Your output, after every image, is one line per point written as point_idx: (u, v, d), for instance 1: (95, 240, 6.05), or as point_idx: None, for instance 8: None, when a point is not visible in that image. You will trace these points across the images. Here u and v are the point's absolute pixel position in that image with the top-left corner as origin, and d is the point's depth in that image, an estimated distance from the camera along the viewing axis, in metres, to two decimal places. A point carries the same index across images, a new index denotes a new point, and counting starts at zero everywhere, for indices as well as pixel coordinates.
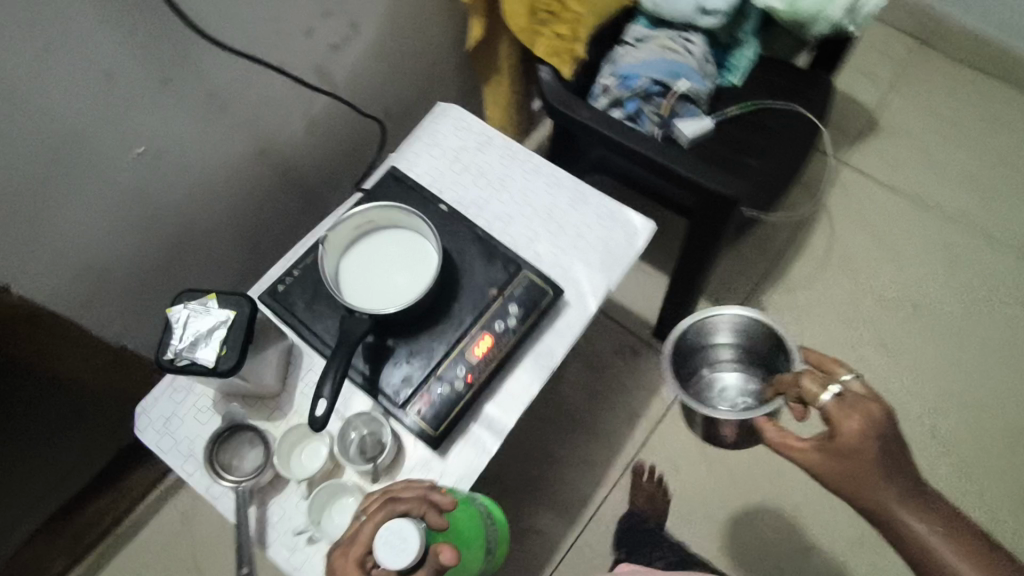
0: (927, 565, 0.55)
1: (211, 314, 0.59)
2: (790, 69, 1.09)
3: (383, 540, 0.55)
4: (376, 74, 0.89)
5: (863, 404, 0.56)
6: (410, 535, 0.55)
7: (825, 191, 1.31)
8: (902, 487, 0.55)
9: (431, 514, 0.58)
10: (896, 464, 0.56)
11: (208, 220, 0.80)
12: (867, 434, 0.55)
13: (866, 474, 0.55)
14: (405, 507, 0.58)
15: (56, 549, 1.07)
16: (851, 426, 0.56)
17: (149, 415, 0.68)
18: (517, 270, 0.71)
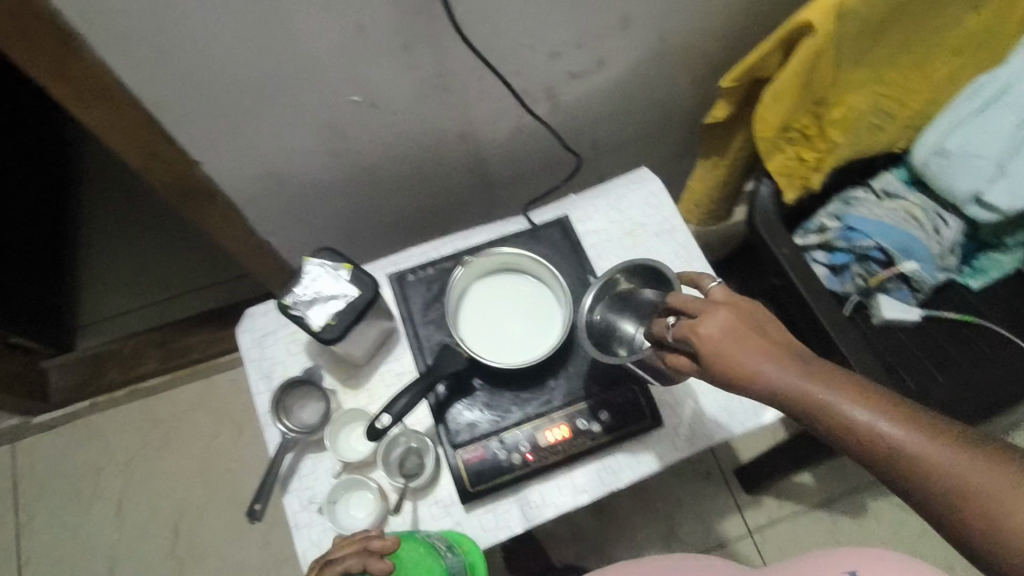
0: (876, 460, 0.40)
1: (338, 283, 0.60)
2: None
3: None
4: (600, 108, 0.85)
5: (731, 300, 0.47)
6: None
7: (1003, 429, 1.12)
8: (816, 375, 0.43)
9: (370, 563, 0.54)
10: (768, 336, 0.45)
11: (387, 173, 0.83)
12: (733, 324, 0.45)
13: (739, 349, 0.45)
14: (345, 564, 0.54)
15: (148, 360, 1.20)
16: (720, 354, 0.45)
17: (254, 321, 0.72)
18: (629, 379, 0.66)
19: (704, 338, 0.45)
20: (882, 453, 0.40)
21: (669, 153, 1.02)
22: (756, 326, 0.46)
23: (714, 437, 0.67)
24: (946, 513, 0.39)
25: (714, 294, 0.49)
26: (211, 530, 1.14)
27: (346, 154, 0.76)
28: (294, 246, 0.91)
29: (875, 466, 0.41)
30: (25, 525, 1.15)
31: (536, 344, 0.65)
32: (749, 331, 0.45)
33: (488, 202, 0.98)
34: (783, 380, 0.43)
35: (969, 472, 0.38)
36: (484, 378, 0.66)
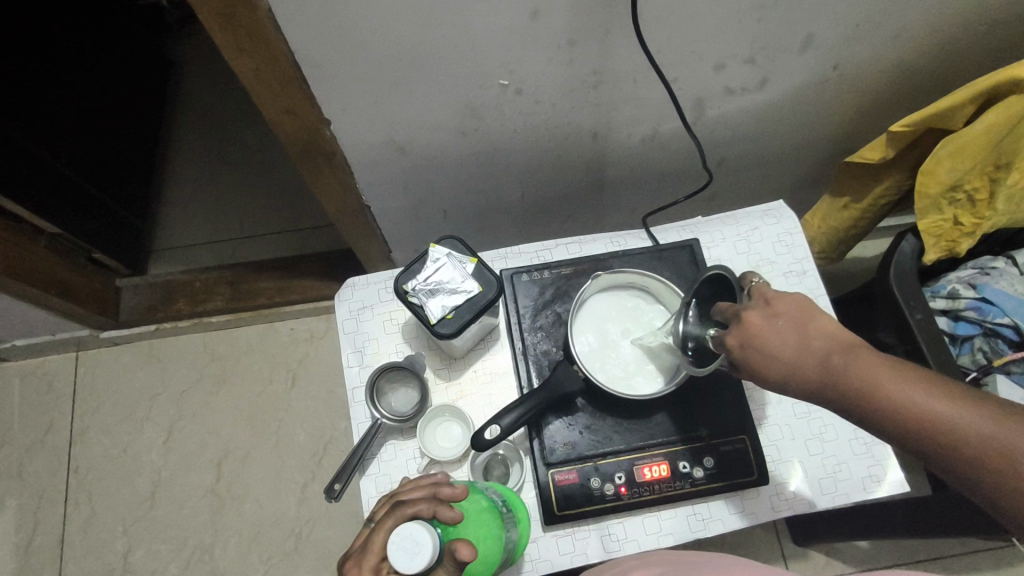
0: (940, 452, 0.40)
1: (461, 277, 0.57)
2: None
3: (395, 544, 0.46)
4: (742, 128, 0.79)
5: (776, 300, 0.46)
6: (423, 536, 0.46)
7: None
8: (857, 360, 0.42)
9: (441, 507, 0.49)
10: (804, 320, 0.45)
11: (505, 159, 0.79)
12: (782, 325, 0.45)
13: (781, 345, 0.44)
14: (415, 506, 0.48)
15: (218, 295, 1.19)
16: (765, 349, 0.45)
17: (354, 292, 0.70)
18: (741, 430, 0.61)
19: (749, 336, 0.45)
20: (937, 436, 0.39)
21: (791, 182, 0.95)
22: (800, 316, 0.45)
23: (816, 503, 0.63)
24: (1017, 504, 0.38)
25: (757, 293, 0.48)
26: (253, 475, 1.14)
27: (474, 133, 0.72)
28: (392, 215, 0.88)
29: (933, 457, 0.40)
30: (79, 435, 1.17)
31: (652, 375, 0.60)
32: (789, 322, 0.45)
33: (594, 204, 0.93)
34: (829, 373, 0.43)
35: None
36: (587, 398, 0.62)
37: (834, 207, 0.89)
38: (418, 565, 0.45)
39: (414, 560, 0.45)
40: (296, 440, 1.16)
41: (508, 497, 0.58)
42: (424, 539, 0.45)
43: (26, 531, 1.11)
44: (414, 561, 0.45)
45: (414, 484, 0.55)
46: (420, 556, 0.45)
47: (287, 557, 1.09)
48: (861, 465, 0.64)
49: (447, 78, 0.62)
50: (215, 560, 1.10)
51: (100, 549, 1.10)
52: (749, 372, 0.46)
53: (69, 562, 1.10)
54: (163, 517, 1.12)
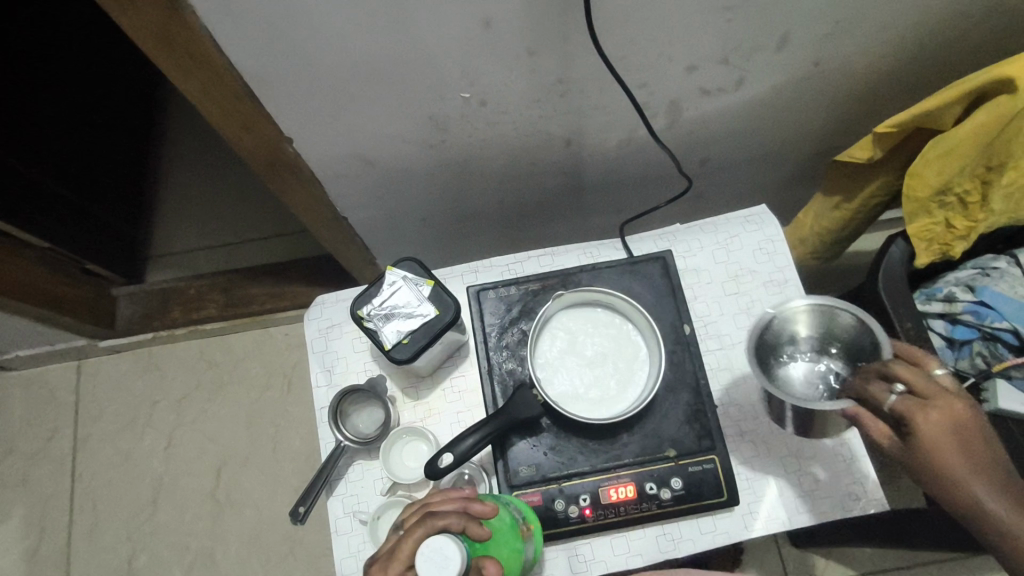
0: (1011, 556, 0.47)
1: (417, 300, 0.56)
2: None
3: (424, 554, 0.46)
4: (723, 128, 0.76)
5: (948, 395, 0.48)
6: (452, 549, 0.46)
7: None
8: (997, 487, 0.47)
9: (472, 525, 0.49)
10: (968, 425, 0.47)
11: (478, 168, 0.77)
12: (950, 421, 0.47)
13: (943, 439, 0.47)
14: (445, 521, 0.49)
15: (212, 301, 1.21)
16: (927, 446, 0.47)
17: (323, 309, 0.69)
18: (709, 449, 0.60)
19: (920, 426, 0.47)
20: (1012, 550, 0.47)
21: (782, 180, 0.92)
22: (967, 434, 0.47)
23: (791, 522, 0.61)
24: None
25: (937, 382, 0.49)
26: (250, 480, 1.16)
27: (442, 144, 0.71)
28: (370, 226, 0.87)
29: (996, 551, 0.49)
30: (82, 442, 1.20)
31: (618, 395, 0.58)
32: (955, 428, 0.47)
33: (577, 209, 0.91)
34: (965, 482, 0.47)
35: None
36: (552, 419, 0.61)
37: (826, 207, 0.86)
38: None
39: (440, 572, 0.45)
40: (290, 445, 1.17)
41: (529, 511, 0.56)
42: (452, 553, 0.46)
43: (34, 534, 1.15)
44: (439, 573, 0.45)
45: (441, 494, 0.55)
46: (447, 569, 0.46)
47: (283, 560, 1.11)
48: (839, 482, 0.62)
49: (404, 93, 0.61)
50: (215, 564, 1.12)
51: (105, 554, 1.13)
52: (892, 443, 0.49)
53: (75, 566, 1.13)
54: (164, 521, 1.15)
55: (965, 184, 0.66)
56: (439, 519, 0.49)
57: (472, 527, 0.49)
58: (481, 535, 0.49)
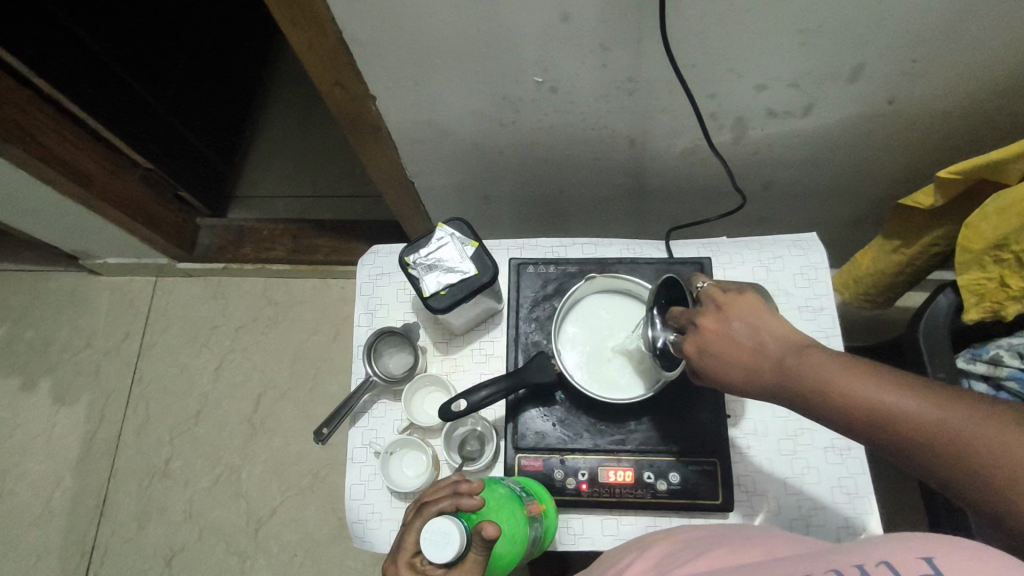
0: (890, 438, 0.42)
1: (460, 258, 0.60)
2: None
3: (426, 539, 0.47)
4: (788, 153, 0.77)
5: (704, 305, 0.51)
6: (451, 527, 0.47)
7: None
8: (802, 363, 0.45)
9: (463, 500, 0.50)
10: (728, 315, 0.49)
11: (543, 154, 0.81)
12: (717, 327, 0.49)
13: (719, 350, 0.48)
14: (438, 505, 0.50)
15: (282, 244, 1.30)
16: (708, 357, 0.49)
17: (376, 258, 0.75)
18: (712, 452, 0.62)
19: (688, 346, 0.50)
20: (877, 415, 0.41)
21: (843, 216, 0.92)
22: (749, 318, 0.49)
23: None
24: (982, 485, 0.38)
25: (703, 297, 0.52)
26: (285, 413, 1.24)
27: (512, 126, 0.75)
28: (435, 194, 0.93)
29: (885, 443, 0.42)
30: (148, 349, 1.31)
31: (638, 379, 0.61)
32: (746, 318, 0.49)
33: (632, 212, 0.94)
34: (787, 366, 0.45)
35: (978, 440, 0.38)
36: (566, 394, 0.64)
37: (883, 249, 0.85)
38: (450, 555, 0.45)
39: (444, 551, 0.46)
40: (328, 389, 1.24)
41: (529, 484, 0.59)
42: (452, 530, 0.46)
43: (92, 423, 1.27)
44: (444, 551, 0.46)
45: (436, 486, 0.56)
46: (450, 546, 0.46)
47: (302, 493, 1.18)
48: (838, 512, 0.63)
49: (483, 71, 0.66)
50: (240, 482, 1.20)
51: (148, 452, 1.24)
52: (703, 376, 0.50)
53: (122, 458, 1.24)
54: (204, 435, 1.24)
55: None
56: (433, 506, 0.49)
57: (465, 502, 0.49)
58: (476, 507, 0.50)
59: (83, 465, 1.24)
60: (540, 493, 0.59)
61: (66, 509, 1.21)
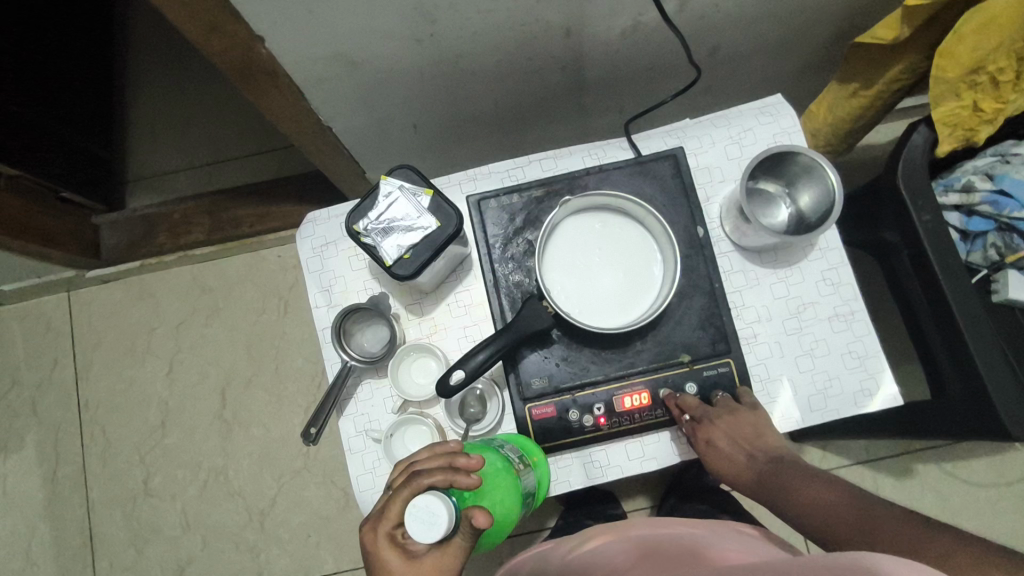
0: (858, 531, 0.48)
1: (416, 212, 0.53)
2: None
3: (410, 514, 0.42)
4: (736, 11, 0.70)
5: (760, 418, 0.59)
6: (440, 507, 0.42)
7: None
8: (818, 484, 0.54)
9: (458, 478, 0.45)
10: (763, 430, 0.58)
11: (473, 66, 0.71)
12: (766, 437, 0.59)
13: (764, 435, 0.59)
14: (430, 479, 0.44)
15: (197, 224, 1.16)
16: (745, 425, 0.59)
17: (314, 228, 0.65)
18: (725, 353, 0.59)
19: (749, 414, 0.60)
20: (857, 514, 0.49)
21: (794, 66, 0.86)
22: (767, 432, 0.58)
23: (804, 420, 0.61)
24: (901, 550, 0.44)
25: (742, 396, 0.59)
26: (256, 401, 1.16)
27: (431, 40, 0.64)
28: (358, 136, 0.82)
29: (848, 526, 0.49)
30: (84, 371, 1.19)
31: (636, 299, 0.56)
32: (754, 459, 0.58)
33: (578, 110, 0.86)
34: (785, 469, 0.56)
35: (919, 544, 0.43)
36: (562, 329, 0.59)
37: (842, 94, 0.80)
38: (434, 538, 0.41)
39: (428, 532, 0.41)
40: (295, 366, 1.17)
41: (522, 444, 0.56)
42: (440, 511, 0.42)
43: (48, 462, 1.16)
44: (427, 533, 0.41)
45: (428, 450, 0.52)
46: (435, 528, 0.41)
47: (298, 476, 1.14)
48: (853, 377, 0.62)
49: None
50: (230, 481, 1.14)
51: (121, 478, 1.15)
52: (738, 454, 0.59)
53: (94, 489, 1.15)
54: (175, 444, 1.16)
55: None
56: (423, 478, 0.45)
57: (459, 479, 0.45)
58: (472, 483, 0.45)
59: (54, 507, 1.15)
60: (530, 448, 0.56)
61: (51, 555, 1.13)
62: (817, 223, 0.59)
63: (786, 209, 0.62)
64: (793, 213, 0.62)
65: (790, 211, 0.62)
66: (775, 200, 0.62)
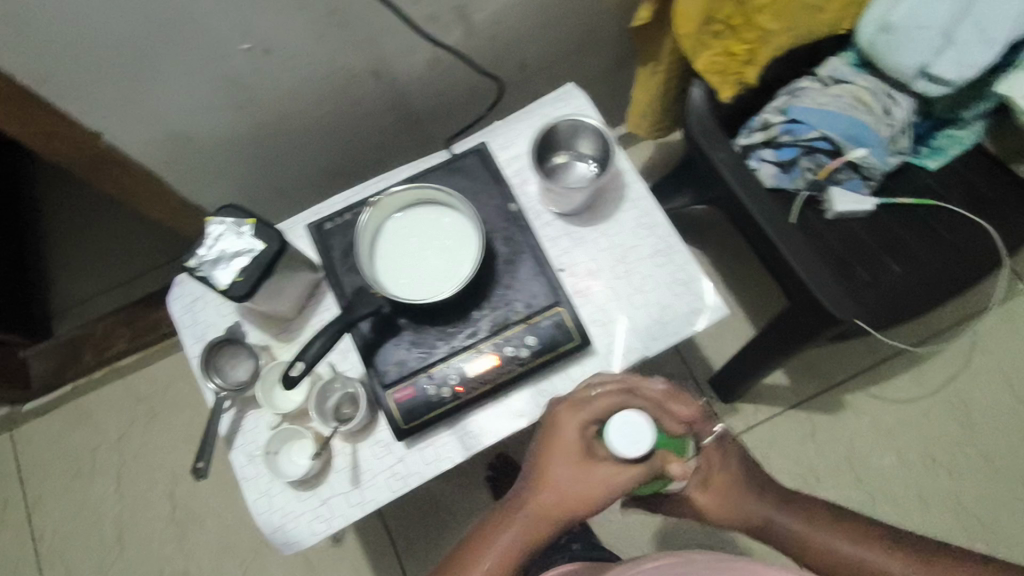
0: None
1: (242, 240, 0.59)
2: (1000, 182, 0.87)
3: (617, 428, 0.51)
4: (522, 28, 0.81)
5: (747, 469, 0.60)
6: (644, 433, 0.51)
7: (950, 323, 1.17)
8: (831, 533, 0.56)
9: (665, 421, 0.53)
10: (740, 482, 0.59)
11: (304, 121, 0.80)
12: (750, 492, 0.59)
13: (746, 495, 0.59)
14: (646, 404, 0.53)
15: (122, 334, 1.22)
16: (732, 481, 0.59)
17: (182, 288, 0.71)
18: (556, 304, 0.65)
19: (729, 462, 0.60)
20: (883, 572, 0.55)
21: (607, 63, 0.97)
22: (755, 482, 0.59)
23: (647, 350, 0.67)
24: None
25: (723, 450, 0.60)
26: (206, 491, 1.18)
27: (253, 105, 0.74)
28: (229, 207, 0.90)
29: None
30: (35, 503, 1.20)
31: (456, 273, 0.62)
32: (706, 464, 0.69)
33: (424, 142, 0.95)
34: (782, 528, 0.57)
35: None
36: (409, 316, 0.65)
37: (644, 71, 0.90)
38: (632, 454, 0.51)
39: (631, 445, 0.51)
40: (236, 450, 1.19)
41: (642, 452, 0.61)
42: (644, 435, 0.51)
43: None
44: (630, 446, 0.51)
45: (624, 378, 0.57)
46: (636, 444, 0.51)
47: (258, 557, 1.14)
48: (682, 301, 0.68)
49: (185, 60, 0.63)
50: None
51: None
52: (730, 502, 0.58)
53: None
54: (134, 553, 1.17)
55: None
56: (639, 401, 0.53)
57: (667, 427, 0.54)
58: (674, 431, 0.54)
59: None
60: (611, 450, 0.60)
61: None
62: (607, 163, 0.67)
63: (583, 165, 0.69)
64: (589, 162, 0.68)
65: (586, 163, 0.69)
66: (570, 162, 0.69)
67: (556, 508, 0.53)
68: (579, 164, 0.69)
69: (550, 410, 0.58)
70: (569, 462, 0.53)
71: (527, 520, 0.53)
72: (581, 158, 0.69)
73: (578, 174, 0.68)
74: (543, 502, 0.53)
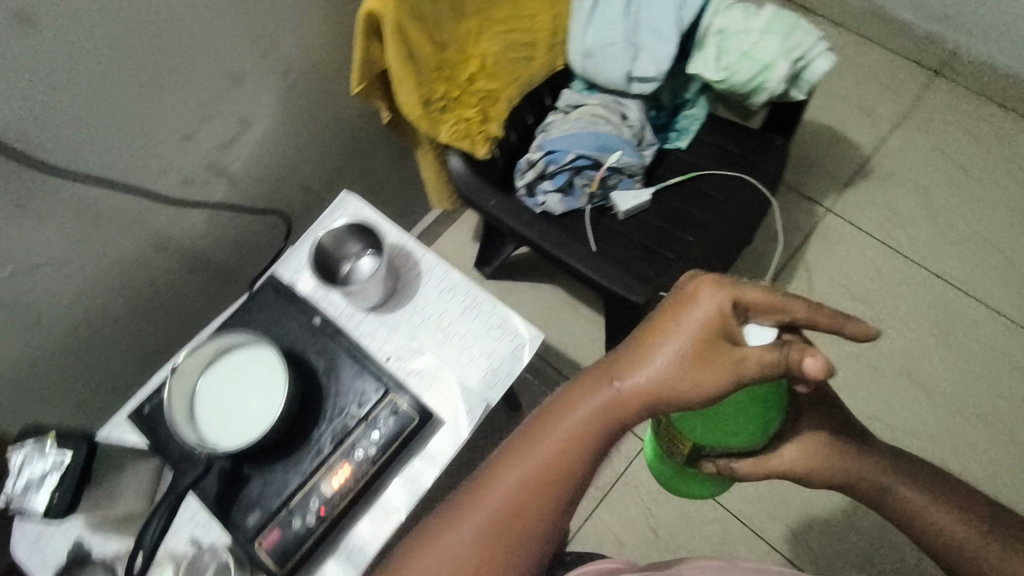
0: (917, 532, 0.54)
1: (46, 459, 0.58)
2: (738, 133, 1.01)
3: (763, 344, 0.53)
4: (283, 159, 0.89)
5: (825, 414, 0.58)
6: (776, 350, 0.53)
7: (776, 260, 1.31)
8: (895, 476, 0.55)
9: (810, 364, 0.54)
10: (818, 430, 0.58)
11: (109, 317, 0.82)
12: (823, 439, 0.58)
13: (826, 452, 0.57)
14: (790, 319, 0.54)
15: None
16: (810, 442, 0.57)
17: (20, 534, 0.67)
18: (386, 391, 0.68)
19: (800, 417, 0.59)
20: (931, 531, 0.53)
21: (385, 160, 1.06)
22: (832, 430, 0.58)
23: (488, 398, 0.70)
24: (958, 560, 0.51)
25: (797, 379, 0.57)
26: None
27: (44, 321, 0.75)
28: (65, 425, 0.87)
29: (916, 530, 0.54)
30: None
31: (273, 406, 0.64)
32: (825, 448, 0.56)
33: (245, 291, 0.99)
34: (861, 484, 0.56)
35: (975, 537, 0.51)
36: (253, 463, 0.66)
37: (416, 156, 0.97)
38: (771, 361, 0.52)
39: (768, 352, 0.52)
40: None
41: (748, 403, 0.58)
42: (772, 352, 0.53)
43: None
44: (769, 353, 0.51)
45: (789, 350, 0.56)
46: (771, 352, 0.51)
47: None
48: (503, 342, 0.72)
49: None
50: None
51: None
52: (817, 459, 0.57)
53: None
54: None
55: (472, 65, 0.85)
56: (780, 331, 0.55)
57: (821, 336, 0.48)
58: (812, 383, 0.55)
59: None
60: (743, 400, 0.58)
61: None
62: (378, 251, 0.71)
63: (364, 261, 0.73)
64: (364, 257, 0.72)
65: (366, 258, 0.73)
66: (353, 264, 0.73)
67: (622, 403, 0.46)
68: (360, 261, 0.73)
69: (682, 283, 0.47)
70: (693, 328, 0.43)
71: (617, 395, 0.46)
72: (361, 256, 0.73)
73: (361, 271, 0.72)
74: (644, 384, 0.45)
